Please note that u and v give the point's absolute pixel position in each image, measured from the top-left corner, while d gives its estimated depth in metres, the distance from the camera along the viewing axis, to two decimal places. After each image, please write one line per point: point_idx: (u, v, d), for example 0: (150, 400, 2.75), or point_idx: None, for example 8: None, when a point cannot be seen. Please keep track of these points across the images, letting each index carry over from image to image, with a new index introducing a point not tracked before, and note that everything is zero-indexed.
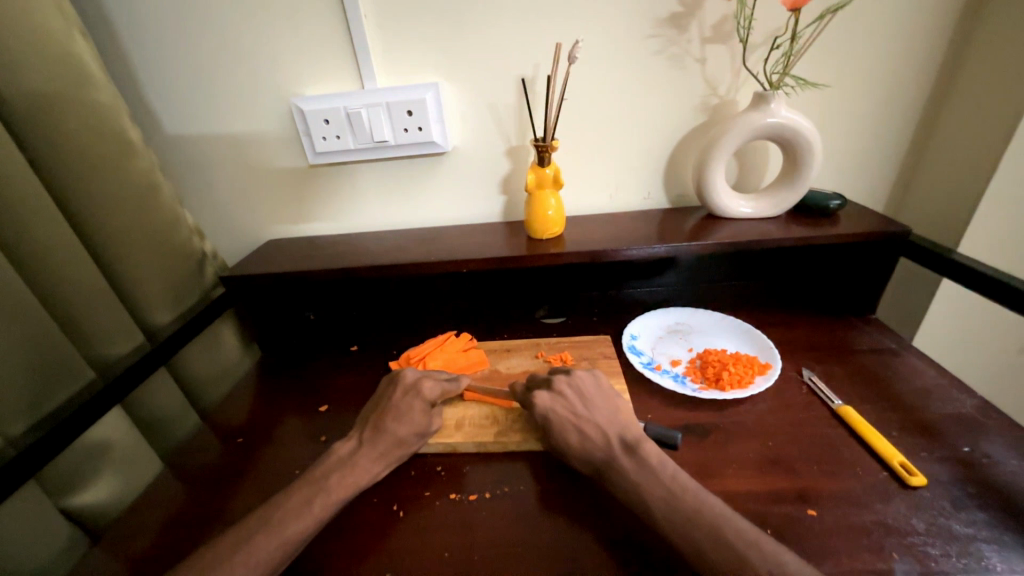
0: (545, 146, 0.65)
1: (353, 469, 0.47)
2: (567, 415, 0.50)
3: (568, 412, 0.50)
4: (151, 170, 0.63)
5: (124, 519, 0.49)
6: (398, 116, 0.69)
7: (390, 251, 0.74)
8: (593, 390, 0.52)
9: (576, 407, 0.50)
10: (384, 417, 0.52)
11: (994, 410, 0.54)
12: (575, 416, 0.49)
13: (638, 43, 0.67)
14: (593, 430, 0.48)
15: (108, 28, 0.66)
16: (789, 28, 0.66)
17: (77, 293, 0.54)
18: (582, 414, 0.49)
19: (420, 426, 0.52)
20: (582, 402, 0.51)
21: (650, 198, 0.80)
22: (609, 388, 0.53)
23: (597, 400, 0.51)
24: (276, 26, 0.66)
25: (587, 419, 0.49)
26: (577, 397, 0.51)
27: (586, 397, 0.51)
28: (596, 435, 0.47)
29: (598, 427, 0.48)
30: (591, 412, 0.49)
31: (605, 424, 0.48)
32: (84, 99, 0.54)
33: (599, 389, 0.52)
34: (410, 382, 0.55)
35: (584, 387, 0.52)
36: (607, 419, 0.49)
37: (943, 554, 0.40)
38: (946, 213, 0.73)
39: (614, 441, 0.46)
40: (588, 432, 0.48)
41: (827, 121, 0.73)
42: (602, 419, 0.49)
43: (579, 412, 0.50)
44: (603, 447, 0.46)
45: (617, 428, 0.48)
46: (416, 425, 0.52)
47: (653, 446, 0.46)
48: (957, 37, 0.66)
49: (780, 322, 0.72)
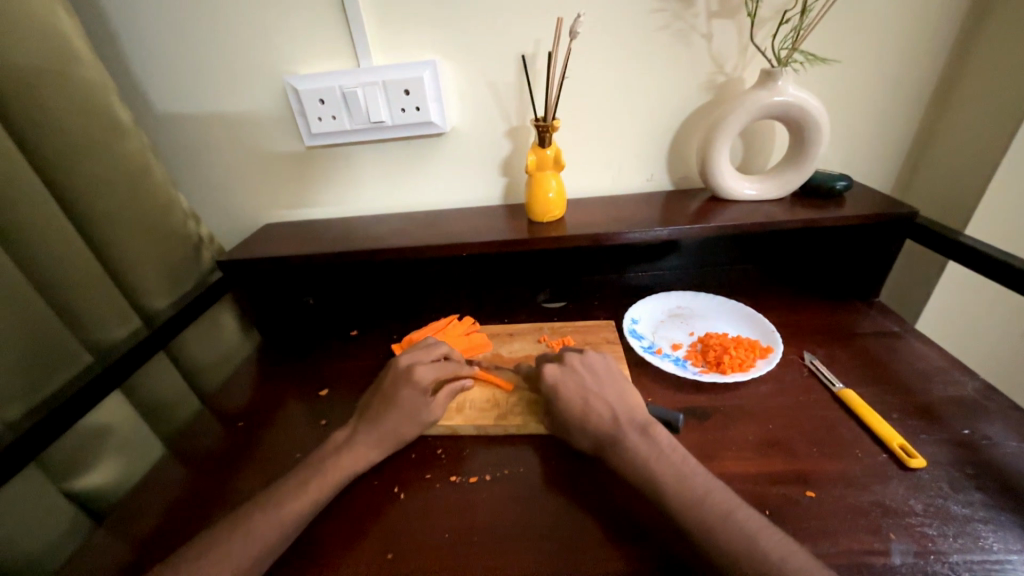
0: (545, 126, 0.64)
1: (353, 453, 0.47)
2: (576, 389, 0.50)
3: (578, 388, 0.50)
4: (143, 152, 0.62)
5: (127, 501, 0.50)
6: (394, 95, 0.67)
7: (389, 234, 0.73)
8: (604, 370, 0.53)
9: (587, 382, 0.51)
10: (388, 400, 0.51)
11: (995, 392, 0.54)
12: (582, 390, 0.50)
13: (642, 17, 0.65)
14: (601, 405, 0.48)
15: (93, 4, 0.64)
16: (799, 2, 0.64)
17: (71, 278, 0.54)
18: (592, 390, 0.50)
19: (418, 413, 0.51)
20: (593, 378, 0.51)
21: (653, 180, 0.79)
22: (618, 368, 0.53)
23: (607, 379, 0.51)
24: (267, 1, 0.63)
25: (597, 394, 0.49)
26: (588, 374, 0.52)
27: (595, 374, 0.52)
28: (602, 410, 0.48)
29: (607, 403, 0.48)
30: (601, 389, 0.50)
31: (614, 401, 0.49)
32: (70, 77, 0.53)
33: (609, 368, 0.53)
34: (402, 370, 0.53)
35: (596, 366, 0.53)
36: (616, 397, 0.49)
37: (940, 535, 0.40)
38: (954, 195, 0.72)
39: (620, 417, 0.47)
40: (595, 406, 0.48)
41: (835, 99, 0.71)
42: (611, 396, 0.49)
43: (589, 387, 0.50)
44: (609, 424, 0.47)
45: (626, 410, 0.48)
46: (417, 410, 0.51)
47: (666, 432, 0.46)
48: (972, 11, 0.64)
49: (781, 306, 0.72)
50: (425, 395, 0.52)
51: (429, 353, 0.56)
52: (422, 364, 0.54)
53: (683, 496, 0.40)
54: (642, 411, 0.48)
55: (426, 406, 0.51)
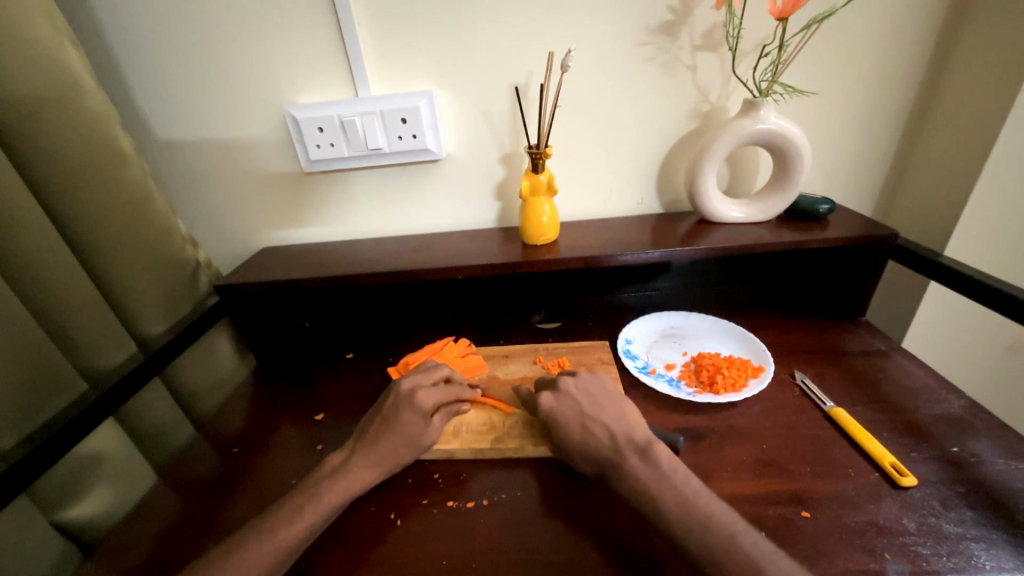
0: (539, 153, 0.66)
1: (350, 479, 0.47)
2: (574, 414, 0.50)
3: (576, 413, 0.50)
4: (144, 179, 0.63)
5: (118, 531, 0.49)
6: (392, 124, 0.69)
7: (385, 258, 0.74)
8: (601, 391, 0.52)
9: (583, 406, 0.51)
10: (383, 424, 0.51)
11: (982, 410, 0.55)
12: (580, 414, 0.50)
13: (630, 50, 0.68)
14: (600, 428, 0.48)
15: (100, 38, 0.66)
16: (777, 36, 0.67)
17: (69, 305, 0.54)
18: (589, 413, 0.50)
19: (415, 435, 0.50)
20: (589, 401, 0.51)
21: (644, 203, 0.81)
22: (613, 388, 0.53)
23: (604, 401, 0.51)
24: (270, 36, 0.66)
25: (595, 418, 0.49)
26: (584, 396, 0.52)
27: (591, 397, 0.51)
28: (600, 434, 0.48)
29: (606, 426, 0.48)
30: (599, 412, 0.50)
31: (613, 422, 0.48)
32: (76, 109, 0.54)
33: (603, 389, 0.53)
34: (403, 394, 0.52)
35: (591, 388, 0.53)
36: (615, 418, 0.49)
37: (934, 554, 0.41)
38: (932, 217, 0.74)
39: (619, 438, 0.47)
40: (595, 430, 0.48)
41: (816, 126, 0.74)
42: (610, 417, 0.49)
43: (587, 410, 0.50)
44: (610, 444, 0.47)
45: (625, 430, 0.48)
46: (412, 434, 0.50)
47: (667, 451, 0.46)
48: (939, 45, 0.68)
49: (772, 325, 0.73)
50: (425, 420, 0.51)
51: (430, 377, 0.55)
52: (424, 388, 0.53)
53: (678, 513, 0.41)
54: (641, 431, 0.48)
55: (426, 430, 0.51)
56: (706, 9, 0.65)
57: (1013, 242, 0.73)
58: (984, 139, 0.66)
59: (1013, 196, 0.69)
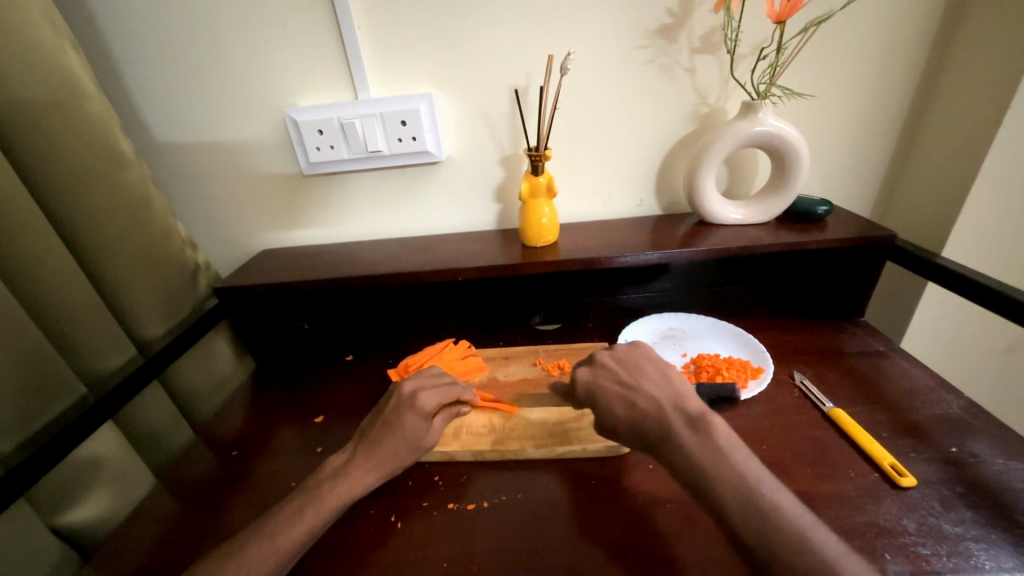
0: (538, 155, 0.66)
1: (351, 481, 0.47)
2: (614, 386, 0.49)
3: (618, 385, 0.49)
4: (143, 182, 0.63)
5: (117, 535, 0.49)
6: (391, 126, 0.70)
7: (385, 260, 0.74)
8: (647, 361, 0.50)
9: (622, 378, 0.49)
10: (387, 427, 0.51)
11: (980, 410, 0.55)
12: (623, 385, 0.48)
13: (629, 53, 0.68)
14: (644, 399, 0.46)
15: (99, 41, 0.66)
16: (775, 40, 0.68)
17: (67, 308, 0.54)
18: (632, 384, 0.48)
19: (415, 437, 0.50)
20: (631, 372, 0.49)
21: (643, 205, 0.81)
22: (658, 356, 0.51)
23: (647, 371, 0.49)
24: (270, 38, 0.66)
25: (638, 389, 0.47)
26: (626, 368, 0.50)
27: (633, 368, 0.50)
28: (644, 405, 0.46)
29: (649, 397, 0.46)
30: (643, 382, 0.48)
31: (658, 392, 0.46)
32: (76, 111, 0.54)
33: (649, 358, 0.51)
34: (405, 396, 0.52)
35: (632, 359, 0.51)
36: (660, 387, 0.47)
37: (933, 554, 0.41)
38: (929, 218, 0.75)
39: (664, 407, 0.45)
40: (638, 401, 0.46)
41: (815, 129, 0.75)
42: (655, 387, 0.47)
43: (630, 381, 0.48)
44: (656, 414, 0.44)
45: (672, 400, 0.45)
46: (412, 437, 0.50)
47: (721, 419, 0.42)
48: (935, 48, 0.68)
49: (771, 326, 0.73)
50: (426, 424, 0.51)
51: (429, 380, 0.55)
52: (427, 390, 0.53)
53: (706, 495, 0.39)
54: (690, 398, 0.45)
55: (427, 431, 0.51)
56: (704, 13, 0.66)
57: (1009, 244, 0.74)
58: (980, 142, 0.66)
59: (1009, 198, 0.69)
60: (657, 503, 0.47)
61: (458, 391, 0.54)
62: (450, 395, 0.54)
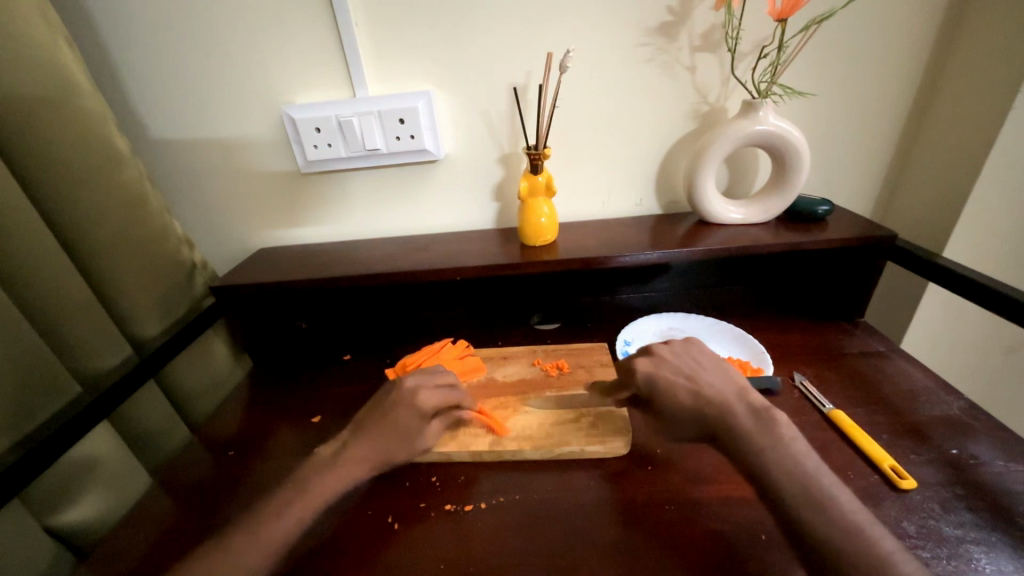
0: (537, 154, 0.66)
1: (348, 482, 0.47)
2: (677, 377, 0.49)
3: (682, 376, 0.49)
4: (139, 179, 0.62)
5: (112, 535, 0.48)
6: (390, 124, 0.69)
7: (383, 259, 0.73)
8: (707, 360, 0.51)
9: (685, 370, 0.50)
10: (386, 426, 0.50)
11: (980, 411, 0.55)
12: (688, 376, 0.49)
13: (629, 51, 0.68)
14: (711, 391, 0.47)
15: (95, 37, 0.65)
16: (776, 38, 0.67)
17: (60, 306, 0.53)
18: (698, 375, 0.49)
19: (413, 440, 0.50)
20: (692, 365, 0.50)
21: (643, 205, 0.81)
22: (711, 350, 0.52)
23: (707, 365, 0.50)
24: (267, 35, 0.65)
25: (705, 382, 0.48)
26: (684, 361, 0.50)
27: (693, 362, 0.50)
28: (711, 396, 0.47)
29: (718, 390, 0.47)
30: (710, 376, 0.49)
31: (723, 386, 0.48)
32: (71, 108, 0.54)
33: (705, 352, 0.52)
34: (406, 391, 0.52)
35: (689, 353, 0.52)
36: (725, 382, 0.48)
37: (934, 557, 0.41)
38: (930, 218, 0.74)
39: (730, 399, 0.46)
40: (705, 392, 0.47)
41: (816, 128, 0.74)
42: (719, 381, 0.48)
43: (697, 373, 0.49)
44: (724, 405, 0.46)
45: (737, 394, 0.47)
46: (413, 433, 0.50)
47: (784, 414, 0.45)
48: (937, 46, 0.68)
49: (770, 327, 0.73)
50: (421, 423, 0.51)
51: (433, 378, 0.54)
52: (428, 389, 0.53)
53: None
54: (754, 393, 0.47)
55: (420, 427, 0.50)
56: (705, 10, 0.65)
57: (1011, 244, 0.73)
58: (981, 141, 0.66)
59: (1010, 198, 0.69)
60: (655, 504, 0.47)
61: (456, 394, 0.54)
62: (449, 396, 0.53)
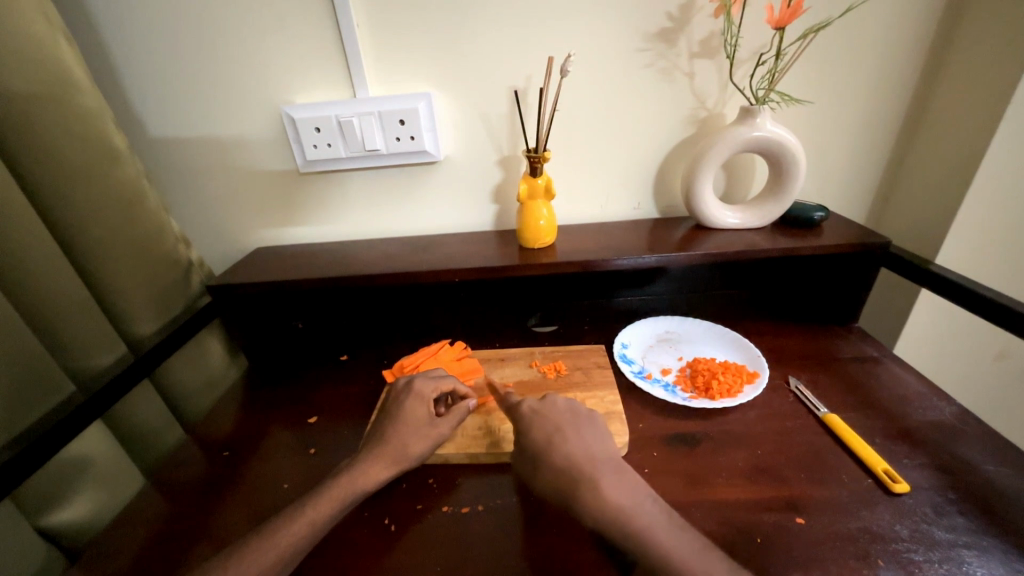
0: (537, 157, 0.66)
1: (355, 477, 0.46)
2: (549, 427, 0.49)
3: (540, 438, 0.48)
4: (137, 178, 0.62)
5: (106, 536, 0.48)
6: (390, 126, 0.69)
7: (381, 259, 0.73)
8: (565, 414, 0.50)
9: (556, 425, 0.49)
10: (391, 437, 0.50)
11: (972, 417, 0.56)
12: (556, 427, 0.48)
13: (628, 57, 0.68)
14: (564, 450, 0.46)
15: (93, 33, 0.65)
16: (773, 46, 0.68)
17: (54, 305, 0.53)
18: (560, 435, 0.47)
19: (432, 438, 0.51)
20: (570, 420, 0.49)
21: (640, 208, 0.81)
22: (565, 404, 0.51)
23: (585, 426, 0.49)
24: (267, 34, 0.65)
25: (561, 444, 0.46)
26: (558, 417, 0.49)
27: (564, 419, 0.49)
28: (562, 459, 0.45)
29: (575, 450, 0.46)
30: (570, 432, 0.48)
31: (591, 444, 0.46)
32: (70, 106, 0.53)
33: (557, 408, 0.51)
34: (402, 386, 0.56)
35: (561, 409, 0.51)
36: (593, 440, 0.47)
37: (926, 560, 0.41)
38: (924, 226, 0.75)
39: (585, 456, 0.45)
40: (559, 449, 0.46)
41: (811, 135, 0.75)
42: (582, 443, 0.47)
43: (562, 428, 0.48)
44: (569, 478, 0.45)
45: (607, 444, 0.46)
46: (430, 439, 0.51)
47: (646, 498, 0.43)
48: (932, 57, 0.69)
49: (767, 331, 0.74)
50: (416, 448, 0.50)
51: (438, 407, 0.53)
52: (424, 399, 0.53)
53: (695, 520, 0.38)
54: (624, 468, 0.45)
55: (435, 426, 0.52)
56: (705, 17, 0.66)
57: (1001, 252, 0.74)
58: (974, 149, 0.67)
59: (1002, 206, 0.70)
60: None
61: (457, 417, 0.53)
62: (457, 420, 0.52)
